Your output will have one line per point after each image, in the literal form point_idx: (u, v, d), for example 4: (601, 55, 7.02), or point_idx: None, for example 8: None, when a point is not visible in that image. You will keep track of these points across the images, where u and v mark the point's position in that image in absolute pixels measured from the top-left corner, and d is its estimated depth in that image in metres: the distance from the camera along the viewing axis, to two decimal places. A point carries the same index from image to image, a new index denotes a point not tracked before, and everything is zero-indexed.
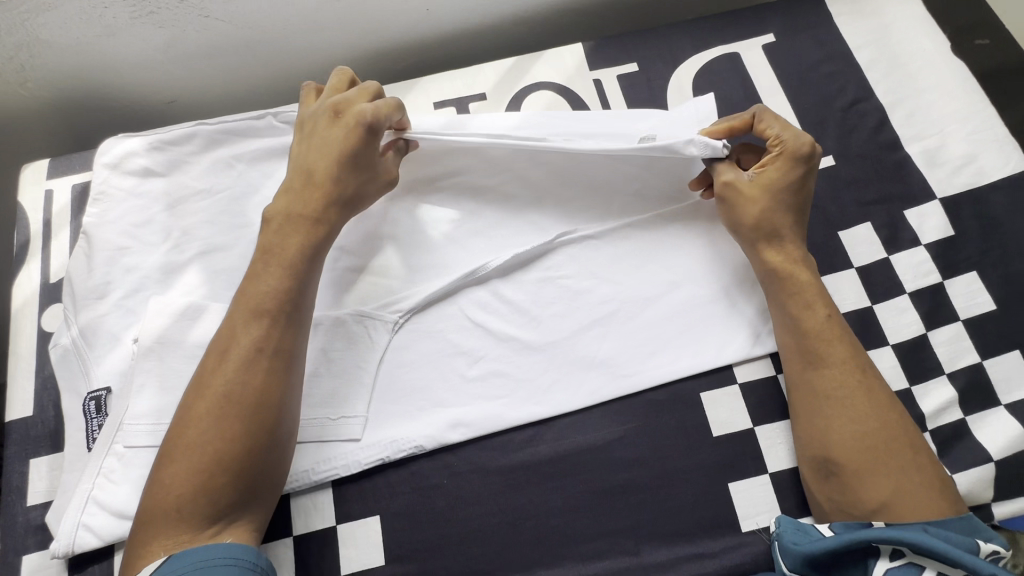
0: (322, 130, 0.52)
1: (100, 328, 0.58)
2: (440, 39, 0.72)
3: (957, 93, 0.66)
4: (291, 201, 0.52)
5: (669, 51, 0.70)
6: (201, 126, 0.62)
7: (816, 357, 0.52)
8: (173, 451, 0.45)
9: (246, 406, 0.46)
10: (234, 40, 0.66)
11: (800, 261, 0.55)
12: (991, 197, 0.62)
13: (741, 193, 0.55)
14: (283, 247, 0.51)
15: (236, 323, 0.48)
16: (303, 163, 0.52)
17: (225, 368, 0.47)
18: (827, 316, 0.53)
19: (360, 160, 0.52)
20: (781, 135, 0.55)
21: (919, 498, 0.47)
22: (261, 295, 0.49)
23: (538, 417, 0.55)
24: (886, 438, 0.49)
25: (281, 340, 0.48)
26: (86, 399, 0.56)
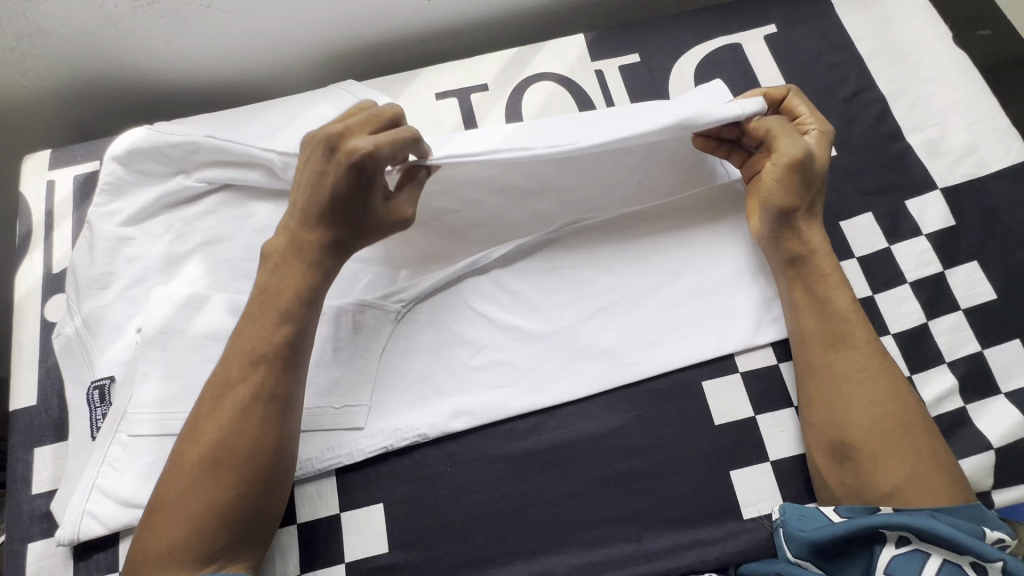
0: (321, 162, 0.48)
1: (104, 318, 0.58)
2: (441, 30, 0.72)
3: (958, 83, 0.66)
4: (288, 243, 0.50)
5: (670, 42, 0.70)
6: (209, 138, 0.58)
7: (837, 341, 0.52)
8: (167, 493, 0.46)
9: (240, 451, 0.46)
10: (236, 31, 0.66)
11: (821, 244, 0.55)
12: (991, 187, 0.62)
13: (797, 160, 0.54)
14: (280, 292, 0.49)
15: (231, 367, 0.48)
16: (302, 200, 0.49)
17: (220, 413, 0.47)
18: (847, 301, 0.54)
19: (353, 202, 0.49)
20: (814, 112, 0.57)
21: (933, 483, 0.47)
22: (257, 341, 0.48)
23: (540, 406, 0.55)
24: (904, 422, 0.50)
25: (275, 387, 0.48)
26: (90, 388, 0.56)
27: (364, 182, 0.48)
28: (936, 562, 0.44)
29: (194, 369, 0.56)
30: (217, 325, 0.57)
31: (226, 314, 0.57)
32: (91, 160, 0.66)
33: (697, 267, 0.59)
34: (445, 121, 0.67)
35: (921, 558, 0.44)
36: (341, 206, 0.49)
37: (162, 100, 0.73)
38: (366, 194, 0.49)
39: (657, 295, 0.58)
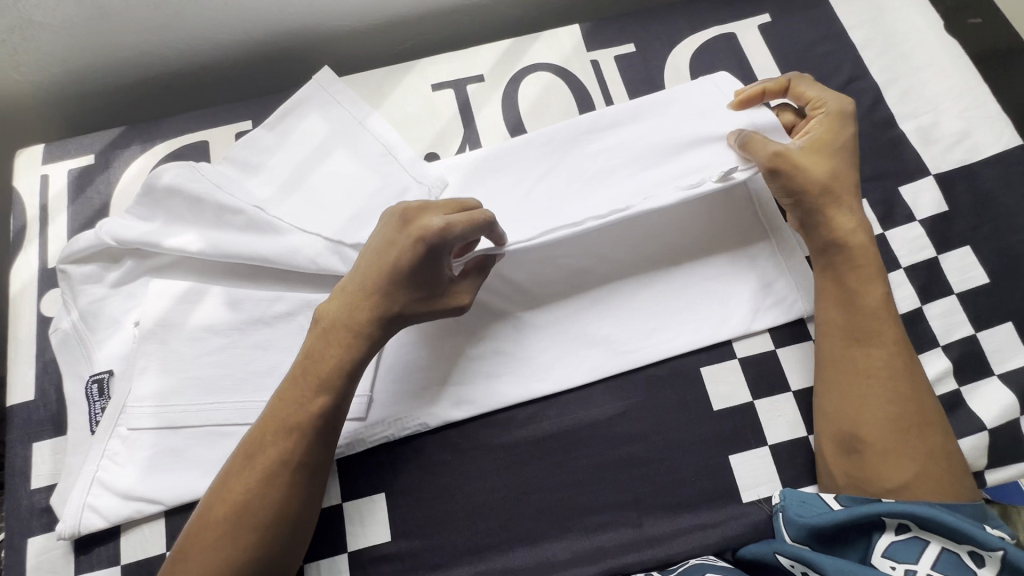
0: (394, 234, 0.50)
1: (102, 312, 0.58)
2: (436, 18, 0.72)
3: (950, 71, 0.66)
4: (337, 311, 0.50)
5: (666, 31, 0.70)
6: (257, 210, 0.57)
7: (866, 337, 0.52)
8: (190, 546, 0.45)
9: (265, 510, 0.46)
10: (231, 24, 0.66)
11: (862, 239, 0.54)
12: (983, 173, 0.62)
13: (806, 161, 0.54)
14: (323, 360, 0.49)
15: (266, 430, 0.48)
16: (363, 274, 0.50)
17: (250, 471, 0.47)
18: (879, 297, 0.53)
19: (419, 280, 0.50)
20: (822, 98, 0.57)
21: (941, 482, 0.48)
22: (293, 411, 0.48)
23: (541, 394, 0.56)
24: (921, 422, 0.50)
25: (308, 455, 0.48)
26: (89, 381, 0.56)
27: (431, 261, 0.49)
28: (935, 550, 0.45)
29: (193, 362, 0.56)
30: (216, 318, 0.57)
31: (224, 307, 0.57)
32: (85, 154, 0.65)
33: (695, 256, 0.59)
34: (441, 113, 0.67)
35: (920, 545, 0.45)
36: (403, 283, 0.49)
37: (156, 95, 0.73)
38: (432, 271, 0.50)
39: (654, 283, 0.59)
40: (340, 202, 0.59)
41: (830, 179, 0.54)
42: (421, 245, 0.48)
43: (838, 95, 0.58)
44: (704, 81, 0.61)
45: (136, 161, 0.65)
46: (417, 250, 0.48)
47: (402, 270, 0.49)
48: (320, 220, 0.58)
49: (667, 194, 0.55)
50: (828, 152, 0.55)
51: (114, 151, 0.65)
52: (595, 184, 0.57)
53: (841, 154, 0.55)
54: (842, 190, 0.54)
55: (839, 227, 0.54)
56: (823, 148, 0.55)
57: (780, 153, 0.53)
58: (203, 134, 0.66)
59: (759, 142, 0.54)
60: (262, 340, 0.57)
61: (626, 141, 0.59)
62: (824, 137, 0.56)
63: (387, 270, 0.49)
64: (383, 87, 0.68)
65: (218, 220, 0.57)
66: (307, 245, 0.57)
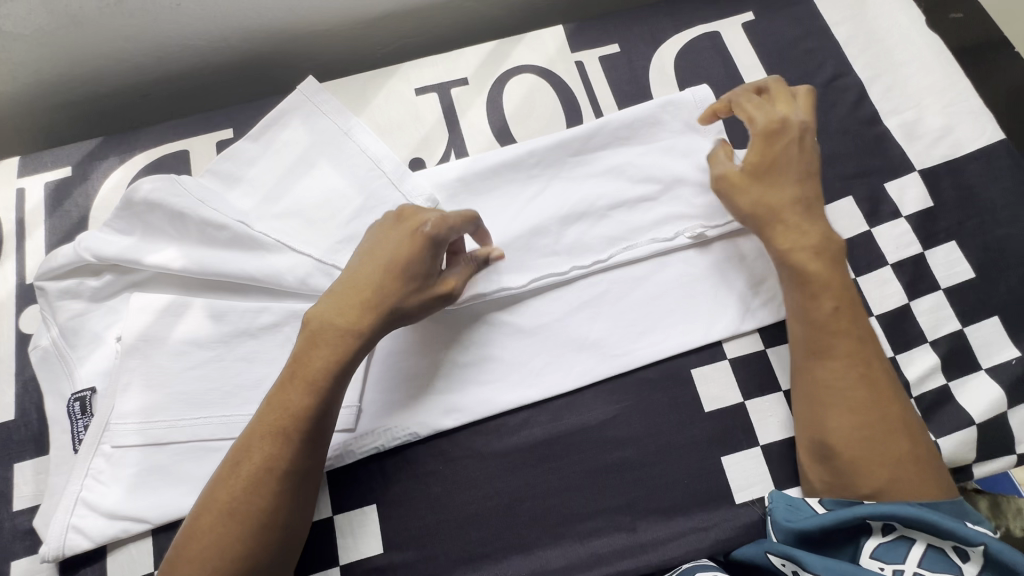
0: (389, 234, 0.51)
1: (83, 328, 0.57)
2: (418, 21, 0.72)
3: (933, 66, 0.66)
4: (326, 312, 0.49)
5: (650, 31, 0.70)
6: (242, 225, 0.58)
7: (822, 349, 0.52)
8: (178, 556, 0.44)
9: (248, 523, 0.45)
10: (208, 31, 0.65)
11: (812, 253, 0.53)
12: (967, 168, 0.63)
13: (750, 180, 0.56)
14: (312, 360, 0.48)
15: (253, 435, 0.47)
16: (354, 274, 0.50)
17: (234, 481, 0.45)
18: (834, 309, 0.52)
19: (414, 269, 0.50)
20: (754, 116, 0.57)
21: (913, 487, 0.48)
22: (282, 414, 0.47)
23: (532, 400, 0.55)
24: (887, 431, 0.49)
25: (294, 462, 0.46)
26: (70, 400, 0.55)
27: (428, 249, 0.50)
28: (920, 547, 0.45)
29: (178, 377, 0.55)
30: (200, 331, 0.56)
31: (207, 320, 0.56)
32: (61, 166, 0.64)
33: (685, 258, 0.59)
34: (424, 117, 0.67)
35: (906, 544, 0.46)
36: (400, 274, 0.49)
37: (133, 103, 0.71)
38: (427, 261, 0.50)
39: (641, 288, 0.59)
40: (329, 217, 0.60)
41: (766, 201, 0.55)
42: (416, 233, 0.50)
43: (771, 111, 0.56)
44: (687, 92, 0.62)
45: (114, 172, 0.64)
46: (414, 240, 0.50)
47: (399, 259, 0.49)
48: (311, 240, 0.59)
49: (643, 244, 0.59)
50: (764, 173, 0.55)
51: (91, 162, 0.64)
52: (582, 214, 0.60)
53: (779, 171, 0.55)
54: (782, 207, 0.54)
55: (781, 241, 0.54)
56: (760, 167, 0.56)
57: (725, 177, 0.57)
58: (183, 143, 0.65)
59: (718, 162, 0.58)
60: (248, 352, 0.56)
61: (612, 174, 0.61)
62: (760, 156, 0.56)
63: (386, 264, 0.49)
64: (365, 91, 0.67)
65: (199, 238, 0.58)
66: (297, 266, 0.57)
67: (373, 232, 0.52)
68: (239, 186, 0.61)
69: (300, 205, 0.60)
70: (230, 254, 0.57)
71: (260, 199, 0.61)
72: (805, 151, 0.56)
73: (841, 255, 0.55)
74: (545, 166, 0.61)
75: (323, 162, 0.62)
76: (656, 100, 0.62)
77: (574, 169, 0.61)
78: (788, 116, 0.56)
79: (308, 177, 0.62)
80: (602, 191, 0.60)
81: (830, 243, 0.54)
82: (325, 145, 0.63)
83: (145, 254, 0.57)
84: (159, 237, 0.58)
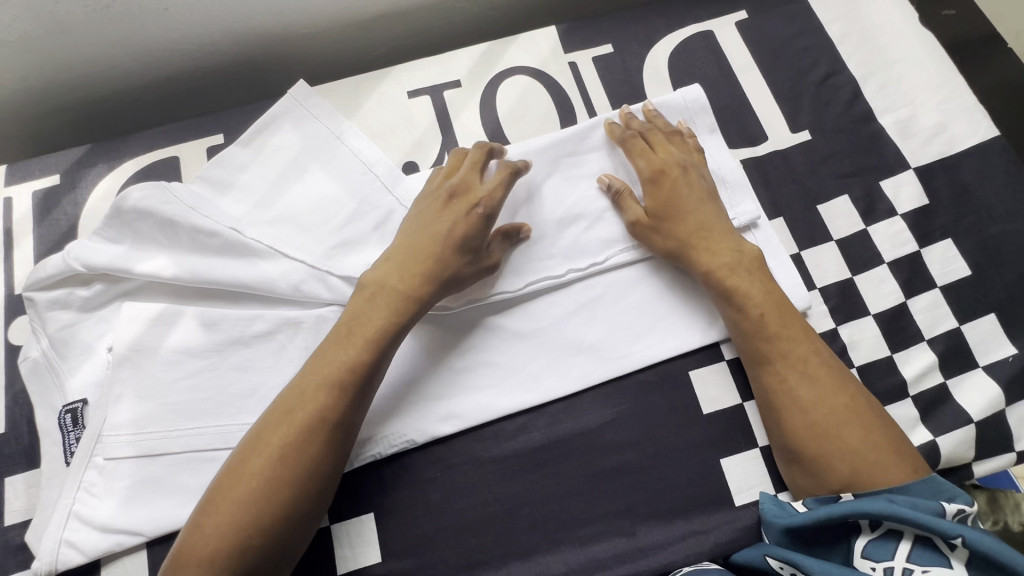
0: (446, 202, 0.55)
1: (73, 338, 0.56)
2: (410, 23, 0.71)
3: (926, 64, 0.66)
4: (390, 274, 0.52)
5: (643, 30, 0.69)
6: (234, 232, 0.57)
7: (758, 360, 0.53)
8: (221, 497, 0.45)
9: (298, 469, 0.46)
10: (197, 36, 0.64)
11: (734, 267, 0.55)
12: (962, 165, 0.63)
13: (665, 215, 0.57)
14: (369, 320, 0.51)
15: (311, 384, 0.48)
16: (415, 239, 0.54)
17: (285, 427, 0.47)
18: (760, 316, 0.53)
19: (472, 236, 0.54)
20: (640, 163, 0.59)
21: (879, 474, 0.48)
22: (338, 369, 0.49)
23: (529, 405, 0.55)
24: (836, 426, 0.50)
25: (347, 417, 0.48)
26: (62, 412, 0.54)
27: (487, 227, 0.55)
28: (908, 543, 0.45)
29: (171, 386, 0.54)
30: (192, 340, 0.55)
31: (199, 329, 0.56)
32: (49, 174, 0.63)
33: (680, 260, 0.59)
34: (417, 120, 0.66)
35: (894, 540, 0.45)
36: (457, 248, 0.53)
37: (122, 108, 0.70)
38: (483, 238, 0.55)
39: (638, 290, 0.58)
40: (322, 223, 0.60)
41: (675, 236, 0.56)
42: (472, 212, 0.54)
43: (652, 153, 0.59)
44: (675, 94, 0.63)
45: (103, 180, 0.63)
46: (473, 218, 0.54)
47: (457, 235, 0.53)
48: (304, 246, 0.58)
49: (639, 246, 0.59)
50: (667, 213, 0.57)
51: (80, 170, 0.63)
52: (578, 217, 0.59)
53: (678, 206, 0.57)
54: (692, 237, 0.56)
55: (704, 265, 0.56)
56: (664, 203, 0.57)
57: (638, 222, 0.58)
58: (172, 150, 0.64)
59: (625, 207, 0.58)
60: (242, 361, 0.56)
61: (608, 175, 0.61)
62: (655, 199, 0.57)
63: (447, 231, 0.53)
64: (357, 95, 0.67)
65: (190, 245, 0.57)
66: (291, 272, 0.57)
67: (428, 197, 0.56)
68: (231, 192, 0.60)
69: (292, 210, 0.60)
70: (222, 261, 0.57)
71: (252, 205, 0.60)
72: (694, 183, 0.58)
73: (762, 261, 0.56)
74: (540, 168, 0.61)
75: (316, 167, 0.62)
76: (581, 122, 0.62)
77: (570, 170, 0.61)
78: (670, 154, 0.59)
79: (300, 182, 0.61)
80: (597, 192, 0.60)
81: (745, 256, 0.56)
82: (317, 150, 0.62)
83: (136, 263, 0.56)
84: (150, 245, 0.57)
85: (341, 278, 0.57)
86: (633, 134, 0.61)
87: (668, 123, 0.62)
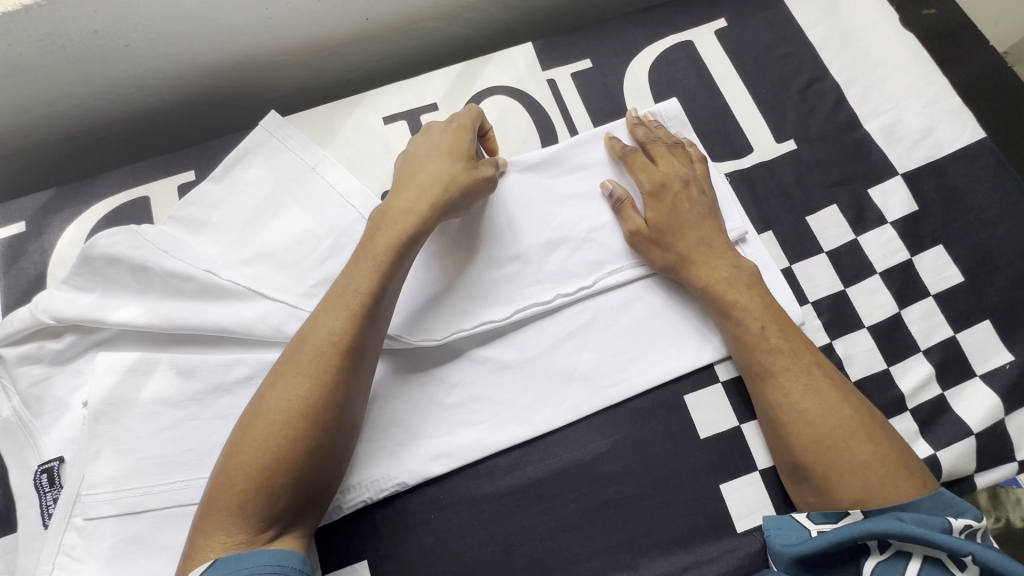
0: (437, 134, 0.57)
1: (47, 394, 0.54)
2: (382, 46, 0.70)
3: (909, 67, 0.66)
4: (399, 199, 0.52)
5: (622, 43, 0.68)
6: (208, 274, 0.55)
7: (765, 374, 0.52)
8: (242, 438, 0.45)
9: (316, 397, 0.45)
10: (162, 69, 0.62)
11: (733, 281, 0.55)
12: (950, 169, 0.62)
13: (664, 231, 0.56)
14: (376, 241, 0.50)
15: (324, 315, 0.48)
16: (418, 170, 0.54)
17: (302, 358, 0.46)
18: (761, 329, 0.53)
19: (464, 150, 0.55)
20: (642, 178, 0.58)
21: (889, 489, 0.47)
22: (350, 293, 0.48)
23: (523, 439, 0.53)
24: (843, 436, 0.49)
25: (359, 339, 0.47)
26: (38, 472, 0.52)
27: (471, 134, 0.56)
28: (917, 563, 0.44)
29: (150, 440, 0.52)
30: (169, 390, 0.54)
31: (176, 377, 0.54)
32: (13, 222, 0.60)
33: (669, 282, 0.58)
34: (394, 145, 0.64)
35: (903, 560, 0.44)
36: (446, 158, 0.55)
37: (91, 144, 0.68)
38: (471, 147, 0.56)
39: (628, 312, 0.57)
40: (301, 260, 0.58)
41: (674, 249, 0.56)
42: (451, 125, 0.57)
43: (652, 170, 0.58)
44: (655, 110, 0.63)
45: (72, 225, 0.61)
46: (455, 132, 0.56)
47: (449, 149, 0.55)
48: (284, 285, 0.57)
49: (626, 268, 0.58)
50: (666, 226, 0.56)
51: (46, 215, 0.61)
52: (566, 238, 0.58)
53: (680, 219, 0.57)
54: (690, 252, 0.56)
55: (700, 276, 0.55)
56: (664, 218, 0.56)
57: (637, 232, 0.57)
58: (142, 189, 0.62)
59: (626, 216, 0.57)
60: (224, 409, 0.54)
61: (590, 198, 0.60)
62: (656, 212, 0.57)
63: (444, 154, 0.55)
64: (331, 123, 0.65)
65: (163, 289, 0.55)
66: (271, 313, 0.55)
67: (420, 143, 0.57)
68: (205, 231, 0.58)
69: (269, 248, 0.58)
70: (197, 305, 0.55)
71: (227, 244, 0.58)
72: (695, 197, 0.58)
73: (757, 273, 0.56)
74: (524, 192, 0.59)
75: (292, 202, 0.60)
76: (567, 141, 0.61)
77: (553, 190, 0.59)
78: (671, 168, 0.58)
79: (276, 218, 0.59)
80: (581, 214, 0.59)
81: (741, 269, 0.55)
82: (292, 183, 0.60)
83: (108, 312, 0.54)
84: (121, 292, 0.55)
85: None
86: (634, 148, 0.60)
87: (670, 134, 0.61)
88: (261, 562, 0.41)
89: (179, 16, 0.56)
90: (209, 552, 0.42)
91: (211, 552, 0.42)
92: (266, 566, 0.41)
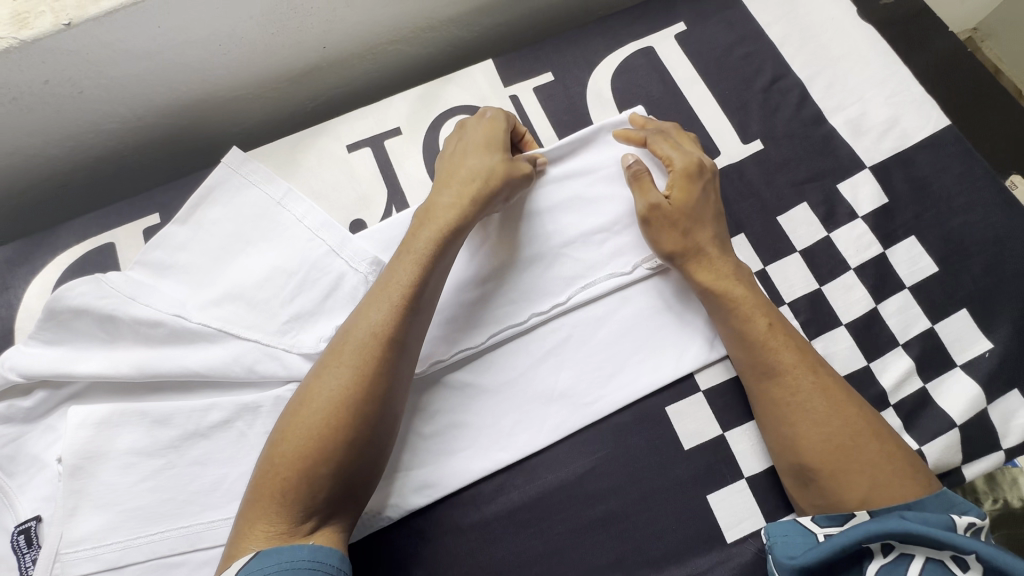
0: (478, 127, 0.58)
1: (21, 453, 0.53)
2: (344, 73, 0.69)
3: (869, 59, 0.66)
4: (445, 196, 0.54)
5: (583, 54, 0.67)
6: (178, 320, 0.54)
7: (773, 368, 0.51)
8: (288, 428, 0.45)
9: (360, 387, 0.45)
10: (121, 115, 0.62)
11: (733, 278, 0.55)
12: (916, 159, 0.62)
13: (673, 215, 0.56)
14: (414, 240, 0.52)
15: (368, 306, 0.49)
16: (466, 164, 0.55)
17: (347, 348, 0.47)
18: (768, 326, 0.52)
19: (502, 141, 0.57)
20: (672, 156, 0.57)
21: (898, 489, 0.46)
22: (395, 286, 0.49)
23: (505, 464, 0.53)
24: (855, 435, 0.48)
25: (399, 331, 0.48)
26: (14, 534, 0.51)
27: (503, 124, 0.58)
28: (921, 562, 0.43)
29: (128, 492, 0.51)
30: (142, 441, 0.52)
31: (150, 426, 0.53)
32: None
33: (648, 292, 0.58)
34: (359, 173, 0.64)
35: (906, 562, 0.44)
36: (485, 151, 0.56)
37: (58, 195, 0.68)
38: (505, 138, 0.57)
39: (607, 326, 0.57)
40: (271, 297, 0.57)
41: (687, 236, 0.55)
42: (483, 117, 0.59)
43: (691, 153, 0.58)
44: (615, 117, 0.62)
45: (38, 276, 0.60)
46: (488, 122, 0.58)
47: (483, 142, 0.56)
48: (256, 324, 0.56)
49: (601, 281, 0.57)
50: (687, 211, 0.56)
51: (12, 267, 0.60)
52: (550, 255, 0.58)
53: (700, 205, 0.56)
54: (704, 244, 0.56)
55: (701, 275, 0.55)
56: (688, 200, 0.56)
57: (660, 209, 0.56)
58: (107, 236, 0.61)
59: (641, 191, 0.57)
60: (202, 455, 0.53)
61: (563, 212, 0.59)
62: (681, 195, 0.56)
63: (484, 148, 0.56)
64: (295, 155, 0.64)
65: (131, 337, 0.54)
66: (245, 354, 0.55)
67: (474, 132, 0.58)
68: (172, 274, 0.57)
69: (239, 287, 0.57)
70: (167, 351, 0.54)
71: (196, 285, 0.57)
72: (712, 189, 0.58)
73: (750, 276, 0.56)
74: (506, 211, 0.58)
75: (260, 238, 0.59)
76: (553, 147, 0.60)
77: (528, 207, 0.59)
78: (705, 160, 0.58)
79: (244, 256, 0.59)
80: (551, 229, 0.58)
81: (739, 270, 0.56)
82: (258, 219, 0.60)
83: (76, 364, 0.53)
84: (90, 345, 0.54)
85: (295, 355, 0.55)
86: (657, 134, 0.59)
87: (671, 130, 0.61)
88: (301, 556, 0.40)
89: (130, 60, 0.56)
90: (251, 543, 0.42)
91: (254, 542, 0.41)
92: (308, 562, 0.40)
